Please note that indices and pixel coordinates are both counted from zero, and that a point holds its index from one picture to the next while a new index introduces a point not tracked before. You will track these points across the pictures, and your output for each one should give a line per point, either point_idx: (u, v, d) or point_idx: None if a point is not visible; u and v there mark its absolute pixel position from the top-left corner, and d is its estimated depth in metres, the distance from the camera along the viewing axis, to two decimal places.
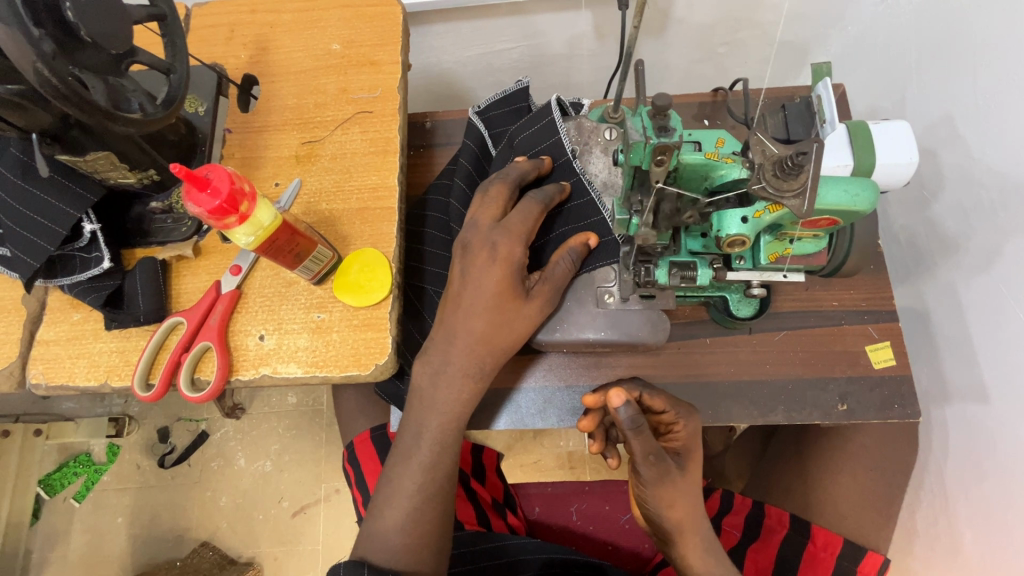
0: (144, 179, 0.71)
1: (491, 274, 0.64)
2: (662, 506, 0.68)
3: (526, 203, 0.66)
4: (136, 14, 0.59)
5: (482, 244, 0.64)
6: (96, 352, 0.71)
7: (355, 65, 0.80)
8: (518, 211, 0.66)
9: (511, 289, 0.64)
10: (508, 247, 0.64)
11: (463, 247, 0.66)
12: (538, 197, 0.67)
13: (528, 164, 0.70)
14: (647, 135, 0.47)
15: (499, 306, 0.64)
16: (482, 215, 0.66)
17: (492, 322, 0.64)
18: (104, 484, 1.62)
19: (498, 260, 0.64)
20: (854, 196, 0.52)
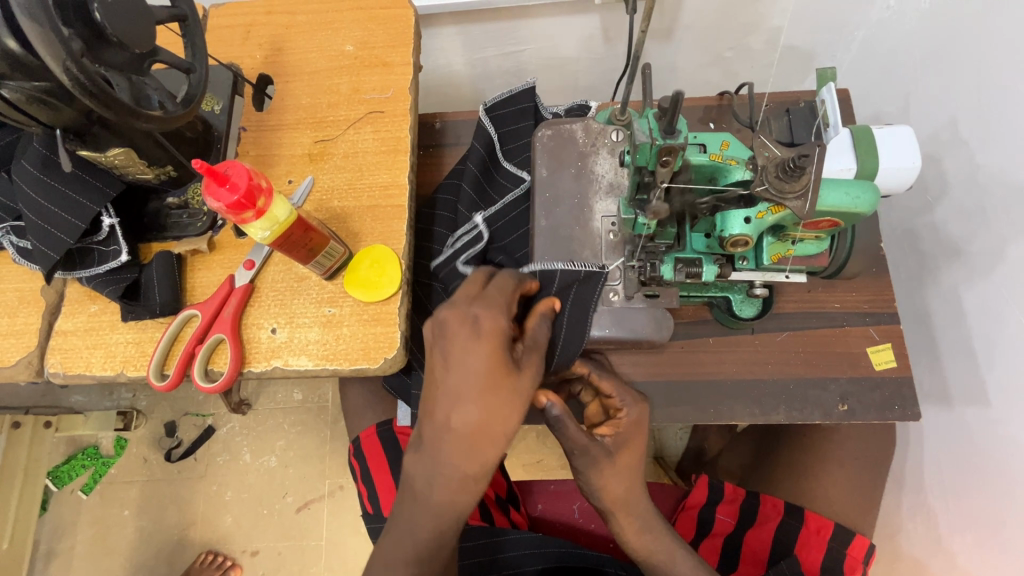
0: (161, 175, 0.74)
1: (476, 351, 0.54)
2: (597, 491, 0.66)
3: (503, 284, 0.60)
4: (158, 15, 0.61)
5: (461, 318, 0.55)
6: (112, 343, 0.73)
7: (367, 66, 0.81)
8: (494, 288, 0.59)
9: (502, 368, 0.54)
10: (491, 320, 0.55)
11: (438, 327, 0.56)
12: (513, 278, 0.62)
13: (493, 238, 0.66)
14: (653, 138, 0.48)
15: (488, 380, 0.53)
16: (458, 294, 0.58)
17: (482, 394, 0.53)
18: (112, 477, 1.64)
19: (482, 332, 0.54)
20: (855, 199, 0.53)
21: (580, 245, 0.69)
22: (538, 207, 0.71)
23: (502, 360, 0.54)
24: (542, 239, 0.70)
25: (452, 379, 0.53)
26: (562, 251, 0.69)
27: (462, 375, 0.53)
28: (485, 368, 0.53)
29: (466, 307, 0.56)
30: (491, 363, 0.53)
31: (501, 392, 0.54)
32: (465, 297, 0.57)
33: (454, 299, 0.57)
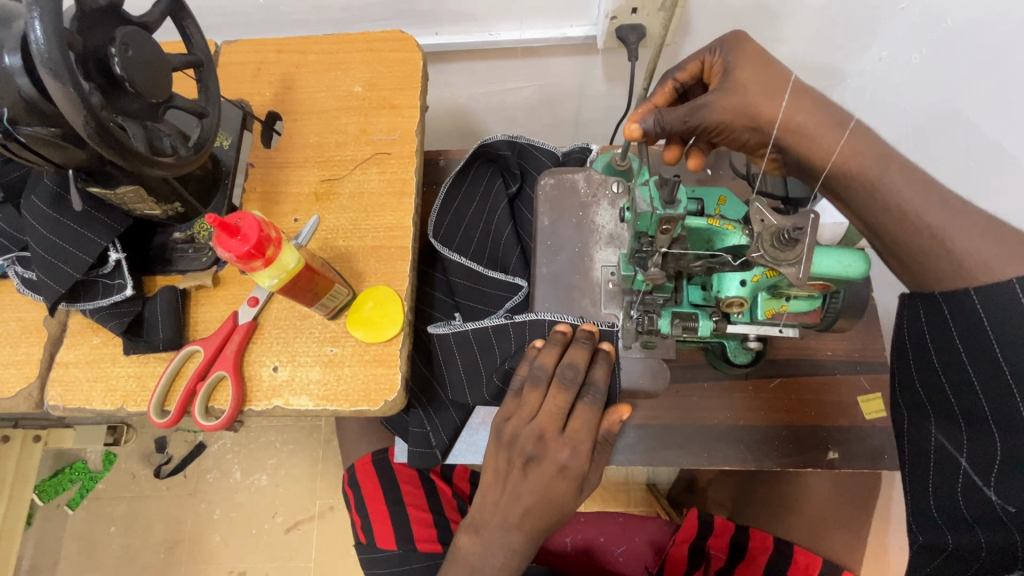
0: (169, 211, 0.74)
1: (556, 487, 0.64)
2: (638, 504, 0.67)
3: (584, 411, 0.65)
4: (175, 62, 0.62)
5: (552, 460, 0.63)
6: (113, 376, 0.73)
7: (375, 108, 0.83)
8: (577, 420, 0.64)
9: (563, 495, 0.64)
10: (577, 465, 0.64)
11: (526, 458, 0.64)
12: (596, 398, 0.65)
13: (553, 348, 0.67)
14: (653, 207, 0.50)
15: (558, 509, 0.65)
16: (546, 426, 0.64)
17: (550, 517, 0.65)
18: (99, 492, 1.62)
19: (566, 476, 0.63)
20: (846, 266, 0.55)
21: (580, 293, 0.71)
22: (539, 254, 0.73)
23: (574, 497, 0.64)
24: (544, 286, 0.72)
25: (529, 504, 0.64)
26: (560, 298, 0.72)
27: (541, 505, 0.64)
28: (561, 500, 0.64)
29: (553, 449, 0.64)
30: (564, 496, 0.64)
31: (566, 512, 0.65)
32: (553, 436, 0.64)
33: (543, 435, 0.64)
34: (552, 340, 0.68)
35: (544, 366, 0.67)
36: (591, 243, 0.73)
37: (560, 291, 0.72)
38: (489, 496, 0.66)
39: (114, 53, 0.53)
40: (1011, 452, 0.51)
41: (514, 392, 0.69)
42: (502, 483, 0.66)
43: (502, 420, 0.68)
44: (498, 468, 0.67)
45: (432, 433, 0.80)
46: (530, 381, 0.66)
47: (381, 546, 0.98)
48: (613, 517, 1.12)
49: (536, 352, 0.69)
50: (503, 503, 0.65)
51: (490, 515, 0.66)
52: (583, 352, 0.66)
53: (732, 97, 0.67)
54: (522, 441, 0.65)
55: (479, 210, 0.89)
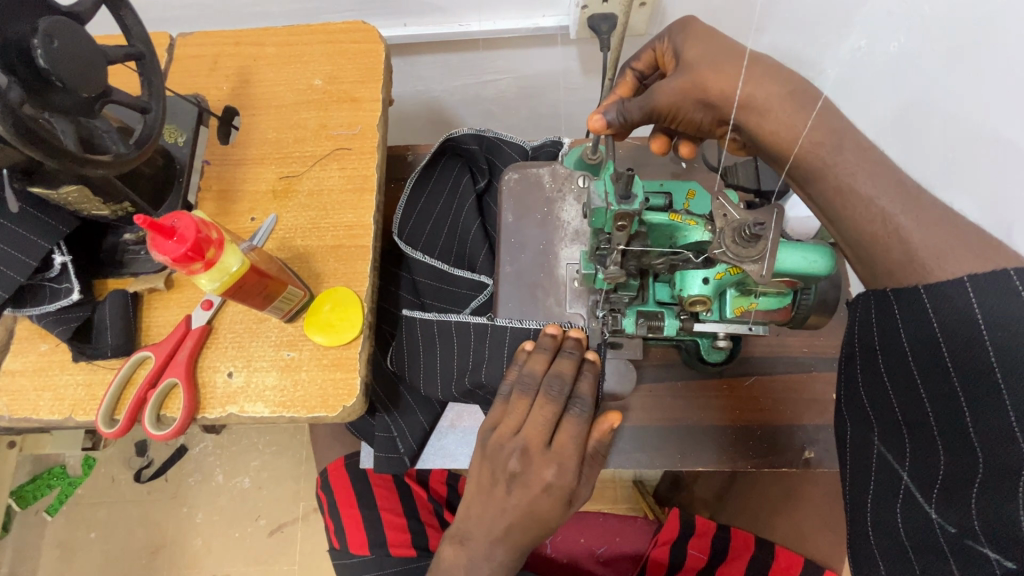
0: (117, 211, 0.71)
1: (541, 503, 0.60)
2: None
3: (571, 424, 0.61)
4: (113, 55, 0.59)
5: (536, 476, 0.59)
6: (61, 385, 0.70)
7: (336, 101, 0.80)
8: (564, 433, 0.60)
9: (546, 512, 0.60)
10: (562, 482, 0.60)
11: (510, 473, 0.60)
12: (584, 410, 0.62)
13: (540, 356, 0.64)
14: (608, 202, 0.48)
15: (544, 525, 0.61)
16: (530, 439, 0.60)
17: (522, 535, 0.61)
18: (77, 498, 1.59)
19: (552, 493, 0.59)
20: (812, 263, 0.53)
21: (544, 292, 0.69)
22: (503, 253, 0.71)
23: (561, 513, 0.61)
24: (507, 289, 0.69)
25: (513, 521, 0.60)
26: (524, 298, 0.69)
27: (526, 521, 0.60)
28: (546, 518, 0.60)
29: (538, 465, 0.60)
30: (551, 512, 0.60)
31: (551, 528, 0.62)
32: (538, 450, 0.60)
33: (527, 449, 0.60)
34: (540, 345, 0.65)
35: (533, 372, 0.63)
36: (558, 240, 0.71)
37: (523, 291, 0.69)
38: (473, 507, 0.64)
39: (37, 45, 0.50)
40: (951, 473, 0.48)
41: (502, 399, 0.65)
42: (486, 495, 0.63)
43: (488, 429, 0.64)
44: (484, 479, 0.63)
45: (399, 437, 0.78)
46: (518, 388, 0.63)
47: (354, 551, 0.97)
48: (595, 517, 1.10)
49: (525, 356, 0.65)
50: (487, 515, 0.61)
51: (474, 525, 0.63)
52: (571, 362, 0.63)
53: (681, 79, 0.63)
54: (506, 454, 0.61)
55: (444, 210, 0.87)
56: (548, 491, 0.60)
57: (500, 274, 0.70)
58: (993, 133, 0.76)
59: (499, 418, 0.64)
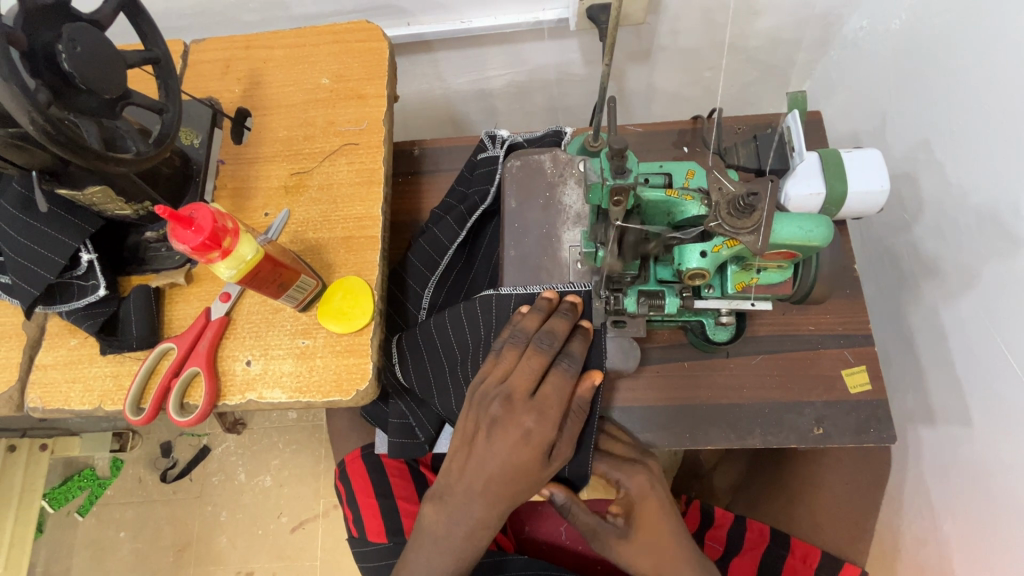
0: (140, 211, 0.74)
1: (520, 453, 0.63)
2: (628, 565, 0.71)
3: (557, 376, 0.64)
4: (130, 58, 0.62)
5: (516, 423, 0.63)
6: (90, 377, 0.74)
7: (343, 99, 0.83)
8: (548, 386, 0.64)
9: (525, 468, 0.63)
10: (541, 431, 0.63)
11: (491, 420, 0.64)
12: (572, 366, 0.65)
13: (534, 317, 0.67)
14: (604, 177, 0.50)
15: (522, 478, 0.64)
16: (516, 386, 0.64)
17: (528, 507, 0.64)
18: (107, 498, 1.65)
19: (530, 443, 0.63)
20: (809, 233, 0.54)
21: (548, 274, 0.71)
22: (507, 236, 0.73)
23: (541, 465, 0.64)
24: (512, 271, 0.72)
25: (493, 471, 0.64)
26: (529, 280, 0.71)
27: (505, 472, 0.64)
28: (525, 470, 0.64)
29: (518, 413, 0.63)
30: (530, 463, 0.64)
31: (531, 482, 0.65)
32: (521, 397, 0.64)
33: (511, 396, 0.64)
34: (536, 306, 0.68)
35: (525, 330, 0.67)
36: (560, 223, 0.73)
37: (528, 273, 0.72)
38: (456, 459, 0.67)
39: (62, 50, 0.53)
40: None
41: (493, 352, 0.68)
42: (467, 447, 0.67)
43: (476, 381, 0.68)
44: (466, 430, 0.67)
45: (415, 423, 0.80)
46: (510, 341, 0.66)
47: (371, 539, 0.98)
48: None
49: (519, 317, 0.68)
50: (467, 466, 0.66)
51: (454, 483, 0.67)
52: (564, 321, 0.65)
53: None
54: (490, 401, 0.65)
55: (448, 207, 0.88)
56: (526, 441, 0.63)
57: (505, 257, 0.72)
58: (998, 104, 0.76)
59: (489, 368, 0.68)
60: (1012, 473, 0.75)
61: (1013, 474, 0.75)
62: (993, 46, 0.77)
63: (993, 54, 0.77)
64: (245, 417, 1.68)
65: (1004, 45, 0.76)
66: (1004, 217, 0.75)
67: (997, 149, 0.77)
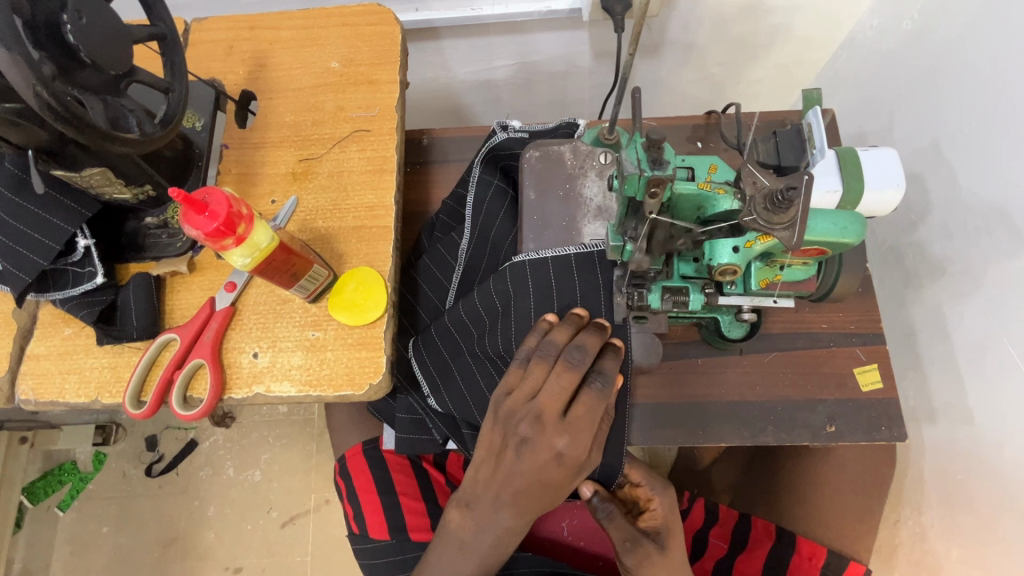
0: (140, 195, 0.71)
1: (550, 471, 0.64)
2: None
3: (589, 398, 0.64)
4: (136, 33, 0.59)
5: (548, 445, 0.63)
6: (86, 368, 0.70)
7: (353, 83, 0.80)
8: (580, 407, 0.63)
9: (554, 482, 0.65)
10: (573, 452, 0.63)
11: (522, 439, 0.64)
12: (604, 387, 0.64)
13: (562, 329, 0.66)
14: (640, 168, 0.48)
15: (551, 491, 0.65)
16: (546, 407, 0.63)
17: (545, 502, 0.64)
18: (90, 493, 1.60)
19: (561, 463, 0.63)
20: (844, 229, 0.54)
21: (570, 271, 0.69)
22: (526, 231, 0.71)
23: (568, 480, 0.65)
24: (527, 263, 0.69)
25: (523, 487, 0.65)
26: (542, 280, 0.69)
27: (533, 487, 0.65)
28: (553, 485, 0.65)
29: (550, 434, 0.63)
30: (560, 479, 0.65)
31: (558, 494, 0.66)
32: (552, 419, 0.63)
33: (541, 416, 0.63)
34: (566, 319, 0.67)
35: (555, 342, 0.65)
36: (582, 218, 0.71)
37: (543, 268, 0.69)
38: (482, 471, 0.68)
39: (66, 20, 0.50)
40: None
41: (519, 364, 0.67)
42: (494, 459, 0.67)
43: (501, 394, 0.67)
44: (492, 443, 0.67)
45: (428, 420, 0.79)
46: (538, 355, 0.65)
47: (373, 536, 0.97)
48: None
49: (547, 327, 0.67)
50: (494, 483, 0.66)
51: (481, 492, 0.68)
52: (594, 339, 0.64)
53: None
54: (518, 420, 0.64)
55: (457, 200, 0.85)
56: (557, 460, 0.64)
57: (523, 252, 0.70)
58: (1010, 107, 0.77)
59: (515, 381, 0.67)
60: (1016, 473, 0.75)
61: (1016, 472, 0.76)
62: (1006, 48, 0.78)
63: (1006, 56, 0.78)
64: (235, 411, 1.65)
65: (1017, 48, 0.76)
66: (1014, 218, 0.76)
67: (1006, 151, 0.77)
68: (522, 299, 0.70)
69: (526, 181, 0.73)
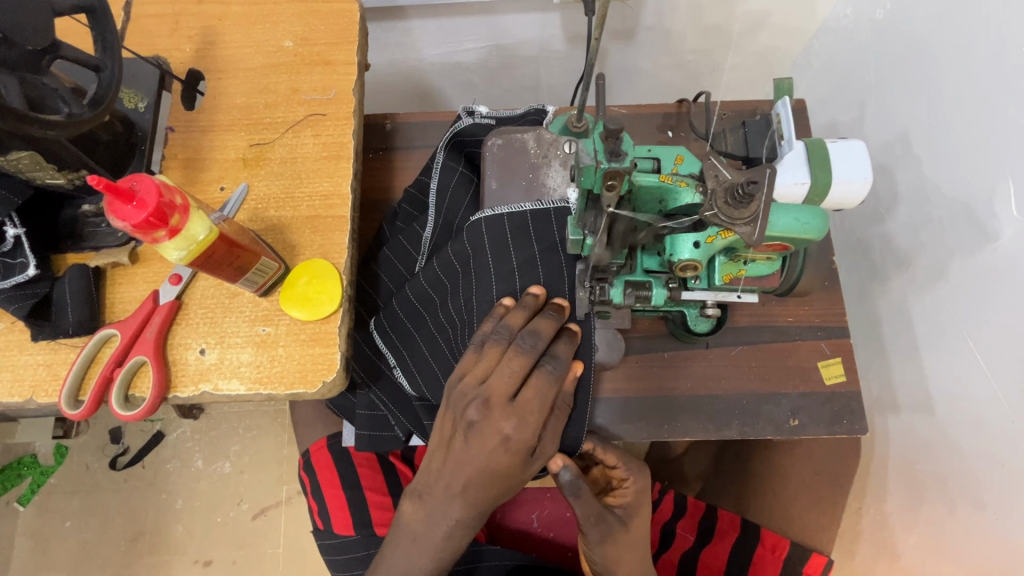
0: (74, 180, 0.67)
1: (498, 458, 0.61)
2: (612, 565, 0.72)
3: (540, 380, 0.62)
4: (58, 6, 0.54)
5: (494, 429, 0.60)
6: (20, 366, 0.66)
7: (309, 64, 0.76)
8: (530, 390, 0.61)
9: (506, 473, 0.62)
10: (521, 436, 0.61)
11: (468, 424, 0.62)
12: (556, 369, 0.63)
13: (520, 312, 0.64)
14: (597, 160, 0.47)
15: (503, 481, 0.62)
16: (495, 390, 0.61)
17: (494, 492, 0.63)
18: (50, 487, 1.55)
19: (508, 448, 0.61)
20: (804, 225, 0.52)
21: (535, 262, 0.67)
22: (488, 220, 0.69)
23: (519, 468, 0.62)
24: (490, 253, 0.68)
25: (473, 478, 0.62)
26: (505, 270, 0.68)
27: (483, 477, 0.62)
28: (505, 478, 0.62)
29: (497, 418, 0.61)
30: (509, 467, 0.62)
31: (510, 484, 0.63)
32: (501, 401, 0.61)
33: (489, 400, 0.61)
34: (521, 303, 0.65)
35: (510, 327, 0.64)
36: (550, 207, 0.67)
37: (503, 253, 0.67)
38: (432, 461, 0.65)
39: None
40: None
41: (473, 348, 0.65)
42: (445, 449, 0.64)
43: (455, 378, 0.65)
44: (443, 431, 0.65)
45: (390, 416, 0.77)
46: (492, 339, 0.63)
47: (338, 532, 0.95)
48: None
49: (503, 311, 0.65)
50: (444, 474, 0.64)
51: (432, 484, 0.65)
52: (550, 322, 0.63)
53: None
54: (467, 402, 0.62)
55: (420, 186, 0.83)
56: (505, 446, 0.61)
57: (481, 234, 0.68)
58: (977, 99, 0.76)
59: (469, 366, 0.64)
60: (973, 462, 0.77)
61: (973, 461, 0.77)
62: (975, 38, 0.77)
63: (974, 47, 0.77)
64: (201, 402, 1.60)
65: (985, 38, 0.75)
66: (978, 212, 0.76)
67: (971, 142, 0.77)
68: (485, 291, 0.68)
69: (491, 170, 0.70)
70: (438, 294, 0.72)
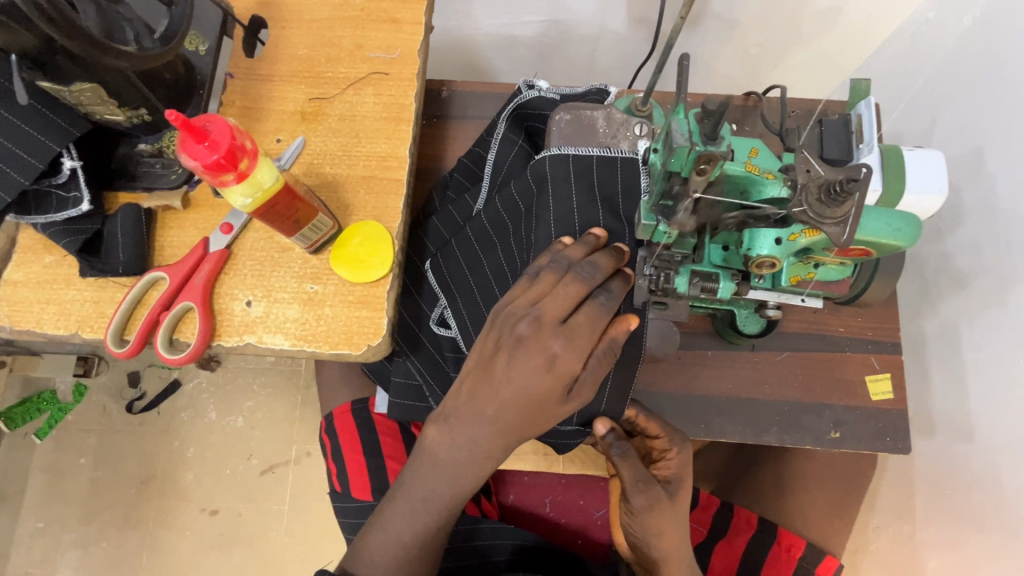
0: (133, 118, 0.66)
1: (539, 380, 0.58)
2: (653, 535, 0.68)
3: (592, 310, 0.59)
4: None
5: (541, 346, 0.58)
6: (67, 300, 0.66)
7: (374, 20, 0.74)
8: (582, 316, 0.59)
9: (544, 396, 0.59)
10: (567, 360, 0.58)
11: (517, 340, 0.59)
12: (608, 302, 0.60)
13: (579, 250, 0.62)
14: (691, 141, 0.43)
15: (540, 406, 0.59)
16: (548, 311, 0.58)
17: (525, 419, 0.60)
18: (67, 424, 1.58)
19: (552, 370, 0.58)
20: (896, 231, 0.50)
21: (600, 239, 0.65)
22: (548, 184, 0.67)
23: (559, 397, 0.59)
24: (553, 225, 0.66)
25: (509, 399, 0.59)
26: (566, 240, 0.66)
27: (519, 398, 0.59)
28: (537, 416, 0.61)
29: (544, 335, 0.58)
30: (549, 392, 0.59)
31: (544, 415, 0.60)
32: (551, 323, 0.58)
33: (540, 318, 0.58)
34: (582, 240, 0.63)
35: (569, 258, 0.61)
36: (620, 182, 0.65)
37: (567, 227, 0.66)
38: (466, 382, 0.62)
39: None
40: None
41: (526, 276, 0.63)
42: (485, 368, 0.61)
43: (504, 301, 0.63)
44: (484, 350, 0.62)
45: (425, 386, 0.75)
46: (549, 266, 0.61)
47: (354, 496, 0.95)
48: (596, 481, 1.10)
49: (562, 246, 0.63)
50: (478, 392, 0.61)
51: (463, 403, 0.62)
52: (609, 258, 0.60)
53: None
54: (515, 321, 0.60)
55: (475, 158, 0.81)
56: (547, 368, 0.58)
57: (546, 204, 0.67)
58: None
59: (518, 291, 0.62)
60: (1010, 493, 0.75)
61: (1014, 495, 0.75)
62: None
63: None
64: (219, 355, 1.61)
65: None
66: None
67: None
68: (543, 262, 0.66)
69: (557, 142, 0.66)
70: (493, 257, 0.71)
